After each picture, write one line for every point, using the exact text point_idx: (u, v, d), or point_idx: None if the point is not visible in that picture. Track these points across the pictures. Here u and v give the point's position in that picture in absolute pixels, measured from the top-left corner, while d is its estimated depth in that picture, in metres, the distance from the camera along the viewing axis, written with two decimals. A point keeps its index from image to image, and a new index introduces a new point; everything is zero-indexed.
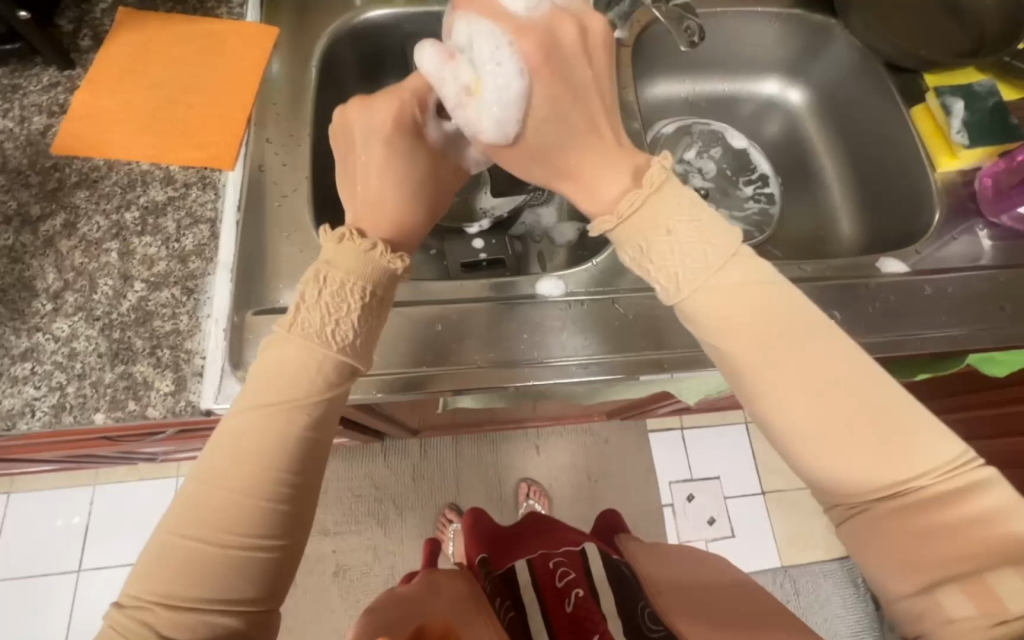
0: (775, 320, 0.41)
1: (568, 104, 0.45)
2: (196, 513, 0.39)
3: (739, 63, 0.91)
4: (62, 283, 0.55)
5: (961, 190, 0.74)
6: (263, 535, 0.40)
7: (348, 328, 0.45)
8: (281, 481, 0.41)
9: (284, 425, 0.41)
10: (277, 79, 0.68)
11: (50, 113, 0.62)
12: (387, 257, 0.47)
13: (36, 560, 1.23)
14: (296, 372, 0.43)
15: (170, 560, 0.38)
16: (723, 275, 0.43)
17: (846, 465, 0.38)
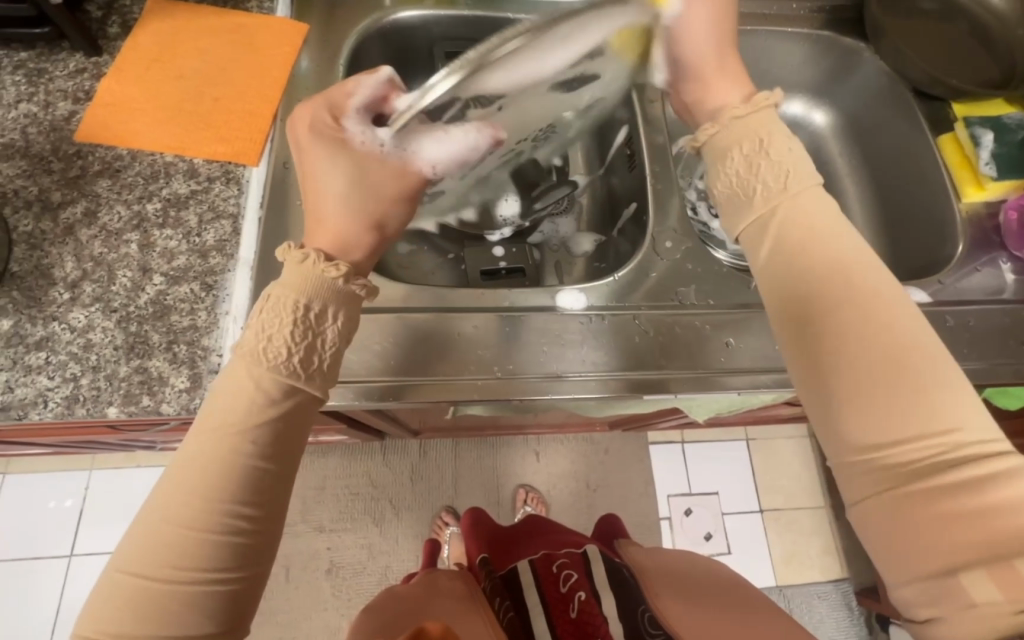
0: (833, 265, 0.43)
1: (725, 22, 0.54)
2: (145, 549, 0.39)
3: (764, 82, 0.90)
4: (80, 273, 0.54)
5: (986, 221, 0.74)
6: (218, 567, 0.40)
7: (283, 344, 0.44)
8: (228, 513, 0.40)
9: (226, 457, 0.41)
10: (305, 75, 0.68)
11: (76, 100, 0.62)
12: (321, 265, 0.45)
13: (27, 542, 1.22)
14: (235, 404, 0.42)
15: (119, 599, 0.38)
16: (797, 199, 0.47)
17: (866, 406, 0.39)
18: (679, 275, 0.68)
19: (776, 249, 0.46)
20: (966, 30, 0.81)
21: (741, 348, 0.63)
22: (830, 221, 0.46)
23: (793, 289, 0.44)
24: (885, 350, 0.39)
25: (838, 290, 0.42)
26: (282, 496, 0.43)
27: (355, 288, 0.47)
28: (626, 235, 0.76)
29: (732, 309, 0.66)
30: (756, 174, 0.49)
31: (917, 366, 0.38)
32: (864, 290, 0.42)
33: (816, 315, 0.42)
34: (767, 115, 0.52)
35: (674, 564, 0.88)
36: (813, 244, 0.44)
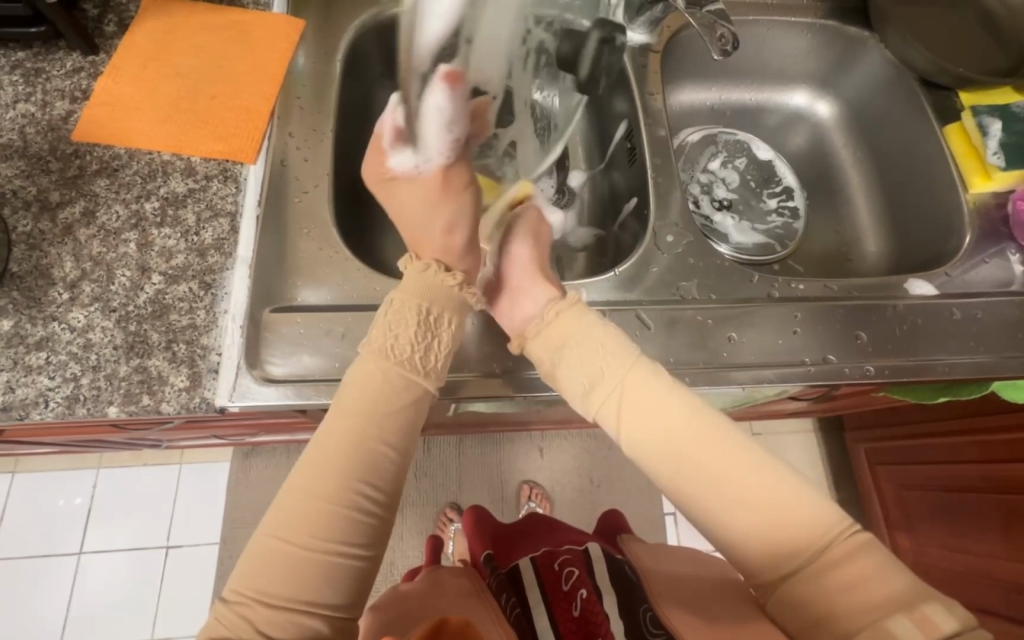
0: (667, 434, 0.48)
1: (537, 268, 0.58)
2: (290, 517, 0.41)
3: (767, 73, 0.89)
4: (80, 272, 0.54)
5: (994, 212, 0.72)
6: (354, 542, 0.41)
7: (407, 342, 0.48)
8: (368, 490, 0.42)
9: (366, 436, 0.44)
10: (302, 71, 0.67)
11: (73, 99, 0.61)
12: (440, 274, 0.51)
13: (37, 540, 1.23)
14: (372, 392, 0.45)
15: (270, 562, 0.40)
16: (629, 383, 0.50)
17: (751, 540, 0.45)
18: (682, 270, 0.67)
19: (626, 426, 0.49)
20: (974, 17, 0.79)
21: (744, 342, 0.63)
22: (654, 394, 0.49)
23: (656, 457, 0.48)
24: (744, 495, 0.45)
25: (691, 453, 0.47)
26: (403, 484, 0.45)
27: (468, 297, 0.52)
28: (627, 228, 0.75)
29: (734, 303, 0.65)
30: (578, 366, 0.52)
31: (767, 496, 0.45)
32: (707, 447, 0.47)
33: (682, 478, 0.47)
34: (572, 313, 0.54)
35: (680, 564, 0.85)
36: (655, 417, 0.49)
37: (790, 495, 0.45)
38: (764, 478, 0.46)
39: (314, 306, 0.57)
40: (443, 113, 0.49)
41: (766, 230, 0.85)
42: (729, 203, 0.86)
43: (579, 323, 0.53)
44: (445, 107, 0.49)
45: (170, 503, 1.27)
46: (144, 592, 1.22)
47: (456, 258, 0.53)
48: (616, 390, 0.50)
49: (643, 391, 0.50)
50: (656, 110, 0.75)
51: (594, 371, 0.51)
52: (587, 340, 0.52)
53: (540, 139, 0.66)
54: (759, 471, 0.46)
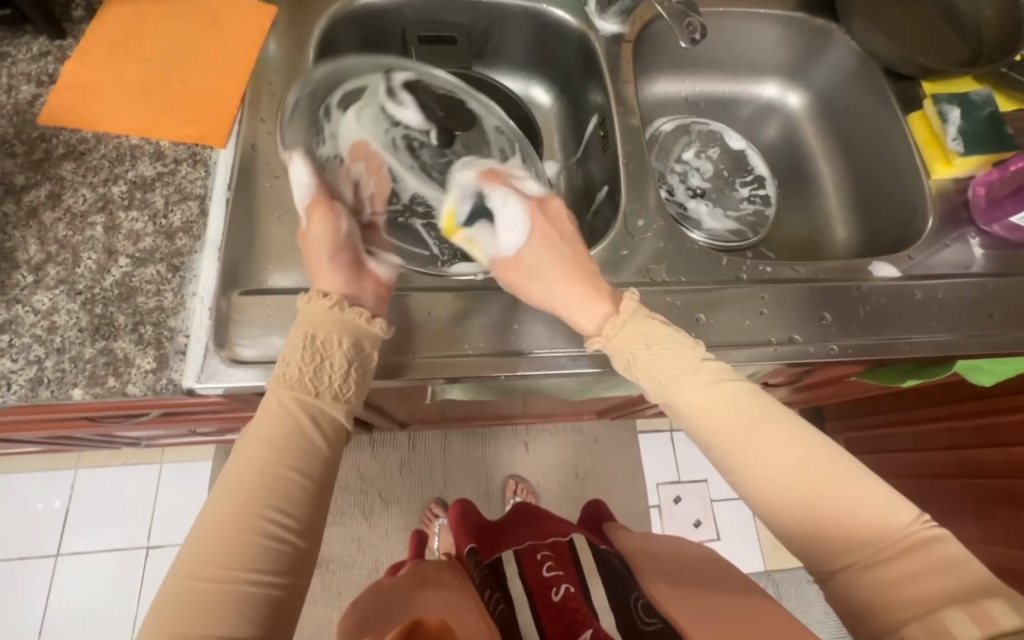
0: (746, 425, 0.48)
1: (561, 251, 0.58)
2: (194, 555, 0.41)
3: (739, 65, 0.91)
4: (44, 255, 0.54)
5: (955, 197, 0.74)
6: (260, 571, 0.41)
7: (294, 366, 0.48)
8: (269, 519, 0.42)
9: (264, 470, 0.44)
10: (272, 59, 0.67)
11: (40, 83, 0.61)
12: (319, 301, 0.51)
13: (12, 542, 1.21)
14: (268, 423, 0.46)
15: (171, 602, 0.39)
16: (695, 377, 0.51)
17: (829, 544, 0.45)
18: (652, 254, 0.68)
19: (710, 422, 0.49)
20: (935, 10, 0.82)
21: (714, 324, 0.64)
22: (726, 390, 0.50)
23: (719, 430, 0.49)
24: (798, 486, 0.46)
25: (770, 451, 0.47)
26: (320, 509, 0.45)
27: (352, 317, 0.52)
28: (601, 213, 0.76)
29: (707, 286, 0.66)
30: (646, 371, 0.52)
31: (832, 485, 0.46)
32: (771, 428, 0.48)
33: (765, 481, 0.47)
34: (641, 320, 0.54)
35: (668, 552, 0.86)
36: (734, 412, 0.49)
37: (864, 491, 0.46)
38: (834, 476, 0.46)
39: (284, 289, 0.57)
40: (311, 180, 0.58)
41: (739, 218, 0.86)
42: (703, 191, 0.87)
43: (650, 325, 0.54)
44: (308, 167, 0.58)
45: (151, 502, 1.26)
46: (124, 592, 1.20)
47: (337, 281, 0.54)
48: (685, 395, 0.51)
49: (711, 386, 0.50)
50: (629, 99, 0.75)
51: (669, 374, 0.52)
52: (655, 346, 0.53)
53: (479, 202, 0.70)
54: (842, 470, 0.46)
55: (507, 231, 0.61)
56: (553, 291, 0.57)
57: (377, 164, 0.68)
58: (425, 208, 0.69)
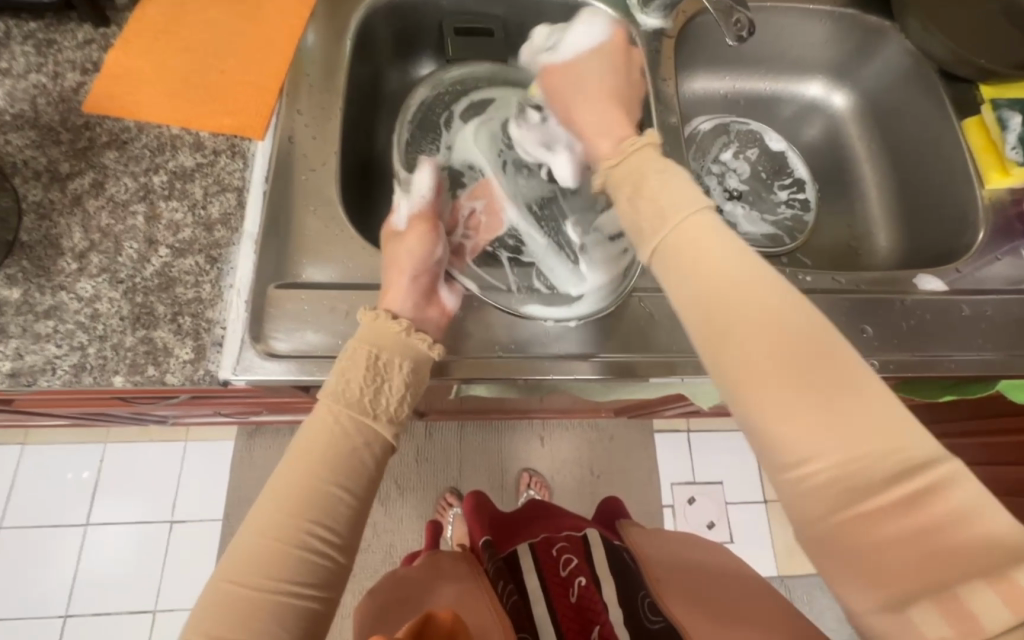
0: (731, 280, 0.42)
1: (614, 80, 0.60)
2: (242, 560, 0.43)
3: (783, 62, 0.87)
4: (88, 243, 0.55)
5: (1009, 208, 0.71)
6: (301, 583, 0.43)
7: (356, 385, 0.48)
8: (313, 534, 0.44)
9: (313, 486, 0.45)
10: (311, 48, 0.67)
11: (84, 71, 0.62)
12: (385, 321, 0.51)
13: (45, 510, 1.26)
14: (320, 437, 0.47)
15: (217, 602, 0.41)
16: (688, 225, 0.46)
17: (788, 432, 0.37)
18: None
19: (691, 276, 0.44)
20: (998, 8, 0.78)
21: None
22: (719, 245, 0.44)
23: (707, 307, 0.42)
24: (790, 361, 0.38)
25: (749, 309, 0.40)
26: (360, 524, 0.47)
27: (416, 343, 0.51)
28: None
29: None
30: (643, 199, 0.50)
31: (833, 370, 0.38)
32: (769, 300, 0.40)
33: (732, 341, 0.40)
34: (641, 155, 0.53)
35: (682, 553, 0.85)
36: (719, 264, 0.43)
37: (854, 388, 0.37)
38: (823, 357, 0.38)
39: (319, 284, 0.57)
40: (433, 188, 0.60)
41: (776, 221, 0.83)
42: (739, 194, 0.85)
43: (657, 163, 0.52)
44: (433, 178, 0.60)
45: (176, 478, 1.30)
46: (149, 563, 1.24)
47: (409, 307, 0.53)
48: (673, 239, 0.46)
49: (704, 239, 0.45)
50: (669, 97, 0.73)
51: (666, 206, 0.48)
52: (655, 188, 0.49)
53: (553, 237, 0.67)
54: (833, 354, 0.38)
55: (573, 40, 0.61)
56: (591, 104, 0.58)
57: (496, 204, 0.69)
58: (515, 242, 0.67)
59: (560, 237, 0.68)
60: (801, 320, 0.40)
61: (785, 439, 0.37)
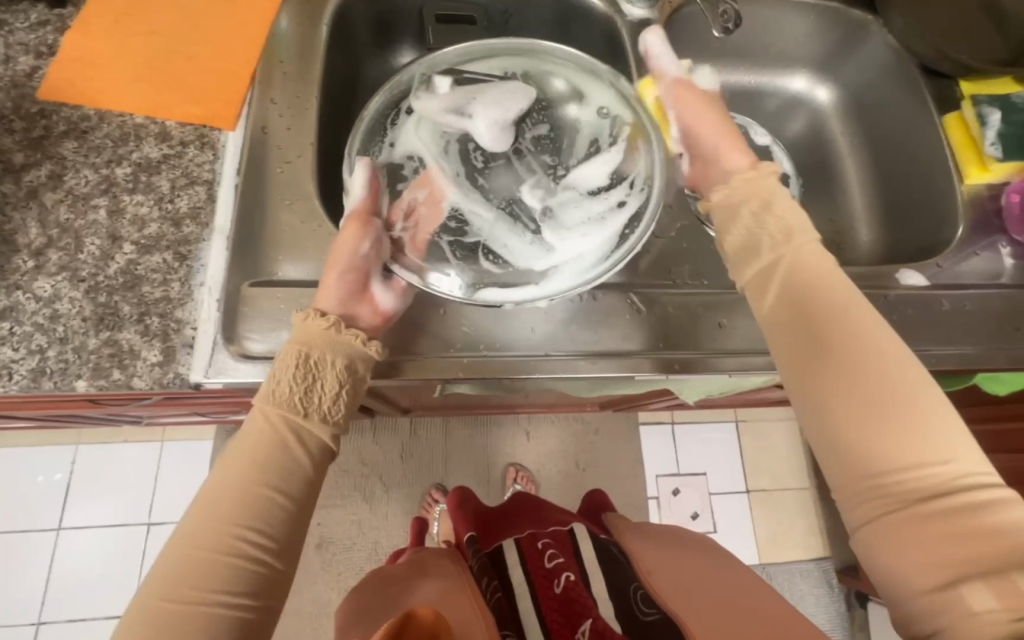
0: (831, 312, 0.49)
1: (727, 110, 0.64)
2: (175, 572, 0.44)
3: (768, 55, 0.87)
4: (45, 240, 0.52)
5: (987, 204, 0.72)
6: (234, 590, 0.45)
7: (288, 385, 0.49)
8: (246, 542, 0.46)
9: (245, 495, 0.47)
10: (285, 33, 0.63)
11: (38, 54, 0.58)
12: (315, 320, 0.50)
13: (14, 514, 1.21)
14: (252, 446, 0.48)
15: (145, 619, 0.43)
16: (798, 256, 0.53)
17: (862, 443, 0.45)
18: None
19: (790, 306, 0.51)
20: (977, 3, 0.78)
21: (735, 329, 0.62)
22: (827, 280, 0.51)
23: (789, 327, 0.51)
24: (875, 384, 0.45)
25: (843, 337, 0.48)
26: (299, 529, 0.49)
27: (352, 339, 0.51)
28: None
29: (726, 290, 0.64)
30: (764, 227, 0.55)
31: (902, 385, 0.45)
32: (854, 323, 0.48)
33: (823, 363, 0.47)
34: (767, 182, 0.58)
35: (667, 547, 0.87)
36: (820, 297, 0.50)
37: (932, 417, 0.44)
38: (909, 388, 0.45)
39: (296, 281, 0.55)
40: (366, 185, 0.55)
41: None
42: None
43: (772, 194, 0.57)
44: (365, 173, 0.55)
45: (152, 478, 1.26)
46: (126, 567, 1.21)
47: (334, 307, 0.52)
48: (780, 268, 0.53)
49: (811, 275, 0.52)
50: None
51: (786, 233, 0.54)
52: (771, 219, 0.56)
53: (511, 211, 0.59)
54: (917, 386, 0.45)
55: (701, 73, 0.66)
56: (704, 116, 0.62)
57: (439, 195, 0.59)
58: (459, 223, 0.58)
59: (515, 206, 0.60)
60: (893, 353, 0.47)
61: (854, 449, 0.45)
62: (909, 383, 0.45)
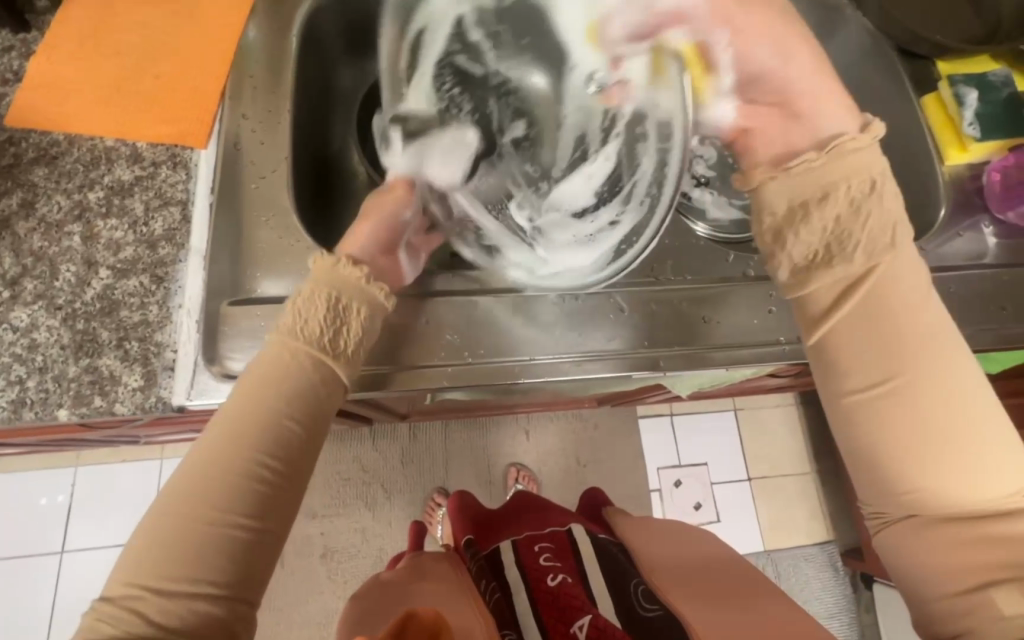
0: (912, 335, 0.45)
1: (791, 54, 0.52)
2: (184, 492, 0.41)
3: None
4: (20, 269, 0.51)
5: (968, 184, 0.72)
6: (242, 512, 0.42)
7: (313, 325, 0.48)
8: (259, 463, 0.43)
9: (260, 416, 0.44)
10: (253, 46, 0.63)
11: (4, 82, 0.57)
12: (346, 267, 0.50)
13: (16, 539, 1.20)
14: (273, 370, 0.46)
15: (154, 538, 0.40)
16: (885, 270, 0.47)
17: (923, 475, 0.42)
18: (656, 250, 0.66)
19: (869, 323, 0.46)
20: None
21: (720, 324, 0.62)
22: (914, 298, 0.46)
23: (868, 343, 0.46)
24: (955, 416, 0.42)
25: (932, 363, 0.43)
26: (311, 456, 0.46)
27: (374, 292, 0.51)
28: None
29: (710, 284, 0.64)
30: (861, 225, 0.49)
31: (963, 419, 0.42)
32: (935, 357, 0.44)
33: (898, 391, 0.43)
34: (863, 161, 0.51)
35: (677, 548, 0.87)
36: (906, 316, 0.45)
37: (998, 455, 0.42)
38: (984, 422, 0.42)
39: (274, 299, 0.54)
40: None
41: None
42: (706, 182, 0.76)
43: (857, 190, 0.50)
44: None
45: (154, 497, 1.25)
46: None
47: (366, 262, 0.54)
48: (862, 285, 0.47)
49: (899, 294, 0.47)
50: None
51: (873, 235, 0.49)
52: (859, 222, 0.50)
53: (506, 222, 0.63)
54: (993, 423, 0.42)
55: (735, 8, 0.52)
56: (799, 77, 0.52)
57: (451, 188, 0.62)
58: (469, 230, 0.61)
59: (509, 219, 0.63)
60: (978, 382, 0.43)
61: (912, 481, 0.42)
62: (990, 418, 0.42)
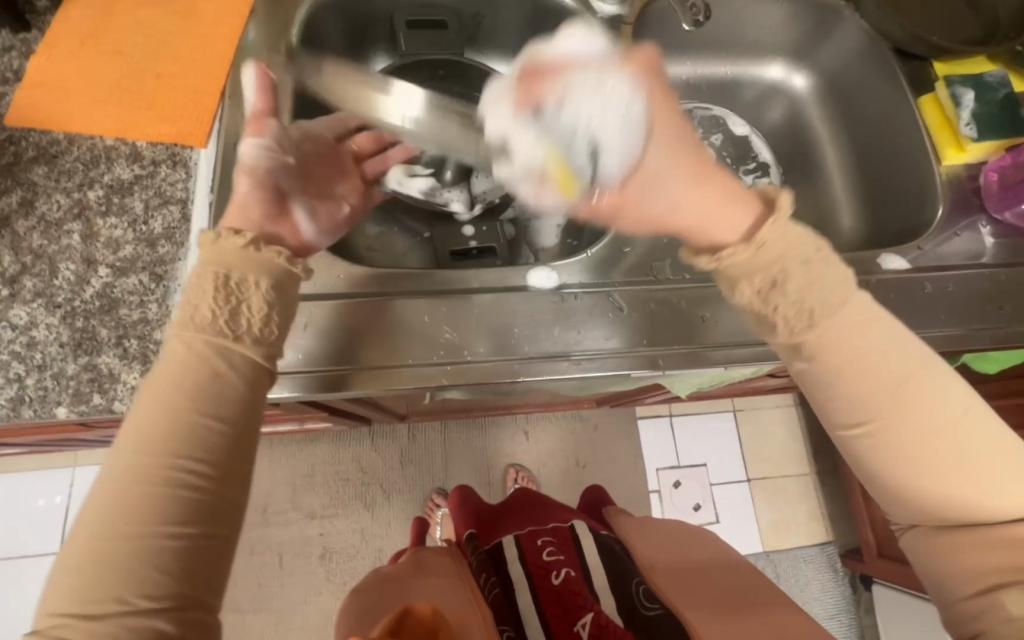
0: (896, 373, 0.43)
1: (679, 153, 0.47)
2: (96, 513, 0.37)
3: (743, 45, 0.87)
4: (19, 267, 0.51)
5: (966, 184, 0.72)
6: (171, 522, 0.37)
7: (206, 309, 0.43)
8: (181, 467, 0.38)
9: (177, 419, 0.40)
10: (253, 45, 0.63)
11: (5, 81, 0.58)
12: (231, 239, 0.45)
13: (15, 539, 1.20)
14: (178, 369, 0.41)
15: (72, 566, 0.36)
16: (850, 311, 0.45)
17: (925, 500, 0.42)
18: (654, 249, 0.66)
19: (855, 365, 0.44)
20: None
21: (718, 322, 0.62)
22: (892, 336, 0.45)
23: (853, 385, 0.44)
24: (948, 446, 0.41)
25: (919, 403, 0.42)
26: (245, 453, 0.41)
27: (271, 255, 0.45)
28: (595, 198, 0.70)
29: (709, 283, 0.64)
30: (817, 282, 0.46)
31: (960, 448, 0.41)
32: (923, 390, 0.43)
33: (889, 435, 0.42)
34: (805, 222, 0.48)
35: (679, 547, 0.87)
36: (889, 355, 0.44)
37: (999, 472, 0.41)
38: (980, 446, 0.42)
39: None
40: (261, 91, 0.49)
41: None
42: None
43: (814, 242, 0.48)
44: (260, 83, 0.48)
45: None
46: None
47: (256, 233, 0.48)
48: (837, 325, 0.45)
49: (876, 331, 0.45)
50: None
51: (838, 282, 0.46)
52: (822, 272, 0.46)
53: None
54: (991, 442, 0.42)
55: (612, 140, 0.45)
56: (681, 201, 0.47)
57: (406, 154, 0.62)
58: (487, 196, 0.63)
59: None
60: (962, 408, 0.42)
61: (915, 506, 0.43)
62: (986, 438, 0.42)
